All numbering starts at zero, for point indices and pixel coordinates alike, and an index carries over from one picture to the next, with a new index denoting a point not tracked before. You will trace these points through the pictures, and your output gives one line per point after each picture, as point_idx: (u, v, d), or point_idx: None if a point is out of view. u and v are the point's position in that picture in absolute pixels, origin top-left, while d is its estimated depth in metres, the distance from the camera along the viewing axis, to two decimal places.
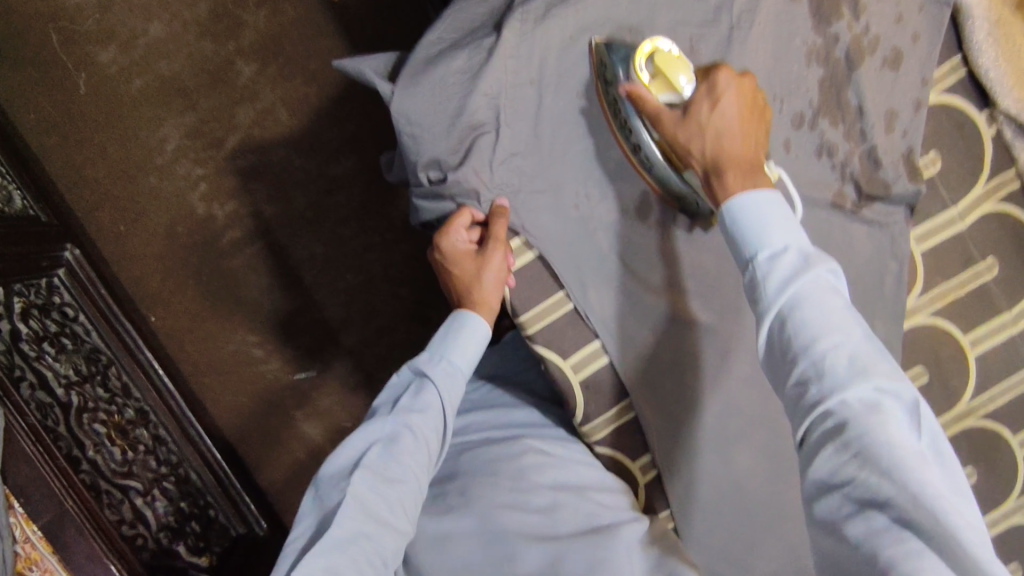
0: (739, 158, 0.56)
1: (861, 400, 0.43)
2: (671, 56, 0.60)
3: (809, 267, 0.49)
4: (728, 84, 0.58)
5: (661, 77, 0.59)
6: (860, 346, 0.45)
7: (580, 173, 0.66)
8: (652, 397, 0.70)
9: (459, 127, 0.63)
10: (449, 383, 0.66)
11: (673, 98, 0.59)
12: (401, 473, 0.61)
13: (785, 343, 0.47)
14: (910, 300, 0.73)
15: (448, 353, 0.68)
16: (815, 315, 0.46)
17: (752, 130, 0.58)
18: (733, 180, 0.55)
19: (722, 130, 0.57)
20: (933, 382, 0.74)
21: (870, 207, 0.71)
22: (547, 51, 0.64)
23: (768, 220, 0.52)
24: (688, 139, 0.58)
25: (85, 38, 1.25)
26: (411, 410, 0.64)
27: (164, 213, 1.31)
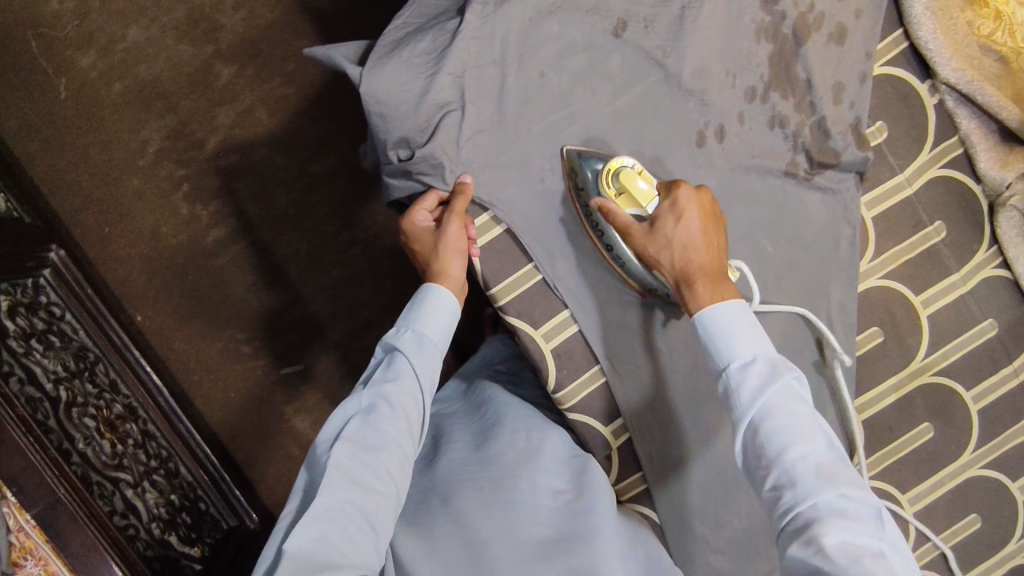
0: (703, 270, 0.63)
1: (823, 501, 0.49)
2: (633, 172, 0.67)
3: (777, 375, 0.55)
4: (688, 197, 0.64)
5: (626, 193, 0.66)
6: (822, 453, 0.52)
7: (544, 150, 0.70)
8: (620, 363, 0.73)
9: (426, 105, 0.66)
10: (420, 350, 0.63)
11: (639, 211, 0.66)
12: (383, 441, 0.56)
13: (759, 450, 0.54)
14: (862, 264, 0.77)
15: (417, 322, 0.65)
16: (783, 422, 0.53)
17: (715, 241, 0.64)
18: (701, 293, 0.62)
19: (687, 243, 0.63)
20: (888, 341, 0.78)
21: (822, 175, 0.75)
22: (508, 33, 0.68)
23: (736, 327, 0.59)
24: (655, 251, 0.65)
25: (63, 43, 1.29)
26: (385, 381, 0.60)
27: (148, 214, 1.33)
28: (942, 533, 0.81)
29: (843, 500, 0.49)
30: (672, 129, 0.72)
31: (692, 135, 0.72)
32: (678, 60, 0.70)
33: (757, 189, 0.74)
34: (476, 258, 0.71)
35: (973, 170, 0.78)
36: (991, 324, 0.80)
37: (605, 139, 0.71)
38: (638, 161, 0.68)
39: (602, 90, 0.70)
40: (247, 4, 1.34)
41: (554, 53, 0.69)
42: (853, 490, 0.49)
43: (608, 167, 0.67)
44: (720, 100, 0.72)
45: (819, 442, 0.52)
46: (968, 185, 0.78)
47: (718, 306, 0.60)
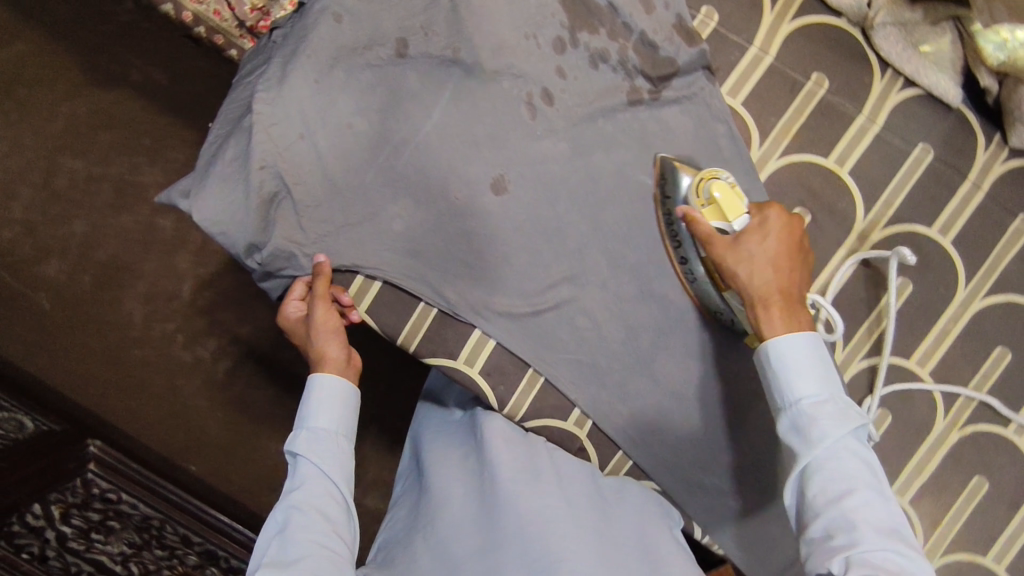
0: (780, 291, 0.62)
1: (882, 555, 0.52)
2: (729, 191, 0.67)
3: (846, 419, 0.58)
4: (779, 220, 0.64)
5: (717, 206, 0.67)
6: (884, 508, 0.55)
7: (386, 193, 0.69)
8: (552, 357, 0.72)
9: (255, 204, 0.67)
10: (315, 447, 0.67)
11: (723, 225, 0.66)
12: (299, 549, 0.59)
13: (819, 487, 0.56)
14: (753, 152, 0.72)
15: (309, 420, 0.68)
16: (850, 469, 0.56)
17: (795, 264, 0.63)
18: (771, 312, 0.61)
19: (768, 258, 0.63)
20: (818, 215, 0.72)
21: (667, 87, 0.72)
22: (301, 105, 0.66)
23: (808, 370, 0.60)
24: (733, 263, 0.64)
25: (28, 263, 1.38)
26: (293, 490, 0.64)
27: (160, 375, 1.41)
28: (971, 381, 0.74)
29: (897, 547, 0.53)
30: (500, 114, 0.69)
31: (521, 110, 0.70)
32: (470, 50, 0.68)
33: (610, 131, 0.71)
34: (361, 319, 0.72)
35: (827, 7, 0.73)
36: (924, 148, 0.73)
37: (433, 159, 0.69)
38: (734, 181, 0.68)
39: (412, 112, 0.68)
40: (159, 155, 1.41)
41: (352, 100, 0.68)
42: (908, 545, 0.53)
43: (704, 179, 0.68)
44: (532, 66, 0.69)
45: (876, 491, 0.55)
46: (830, 25, 0.73)
47: (798, 335, 0.60)
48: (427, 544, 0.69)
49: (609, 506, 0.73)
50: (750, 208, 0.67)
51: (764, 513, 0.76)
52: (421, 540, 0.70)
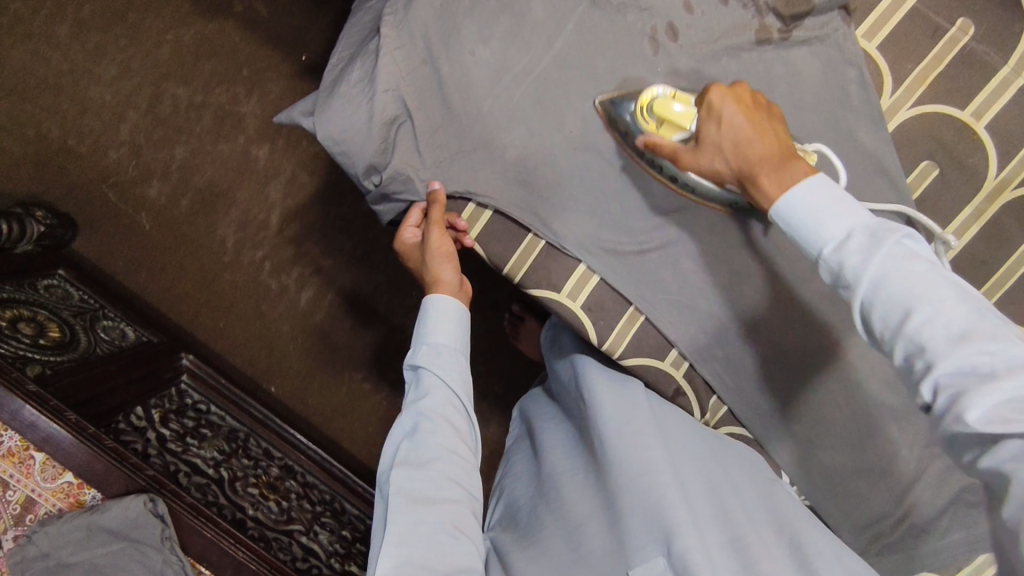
0: (765, 158, 0.58)
1: (965, 362, 0.44)
2: (665, 98, 0.65)
3: (881, 243, 0.49)
4: (723, 97, 0.60)
5: (665, 121, 0.65)
6: (956, 309, 0.46)
7: (502, 121, 0.69)
8: (654, 296, 0.73)
9: (377, 126, 0.69)
10: (437, 359, 0.70)
11: (683, 135, 0.64)
12: (432, 453, 0.64)
13: (881, 323, 0.49)
14: (884, 101, 0.69)
15: (429, 335, 0.72)
16: (902, 288, 0.47)
17: (769, 126, 0.60)
18: (766, 183, 0.58)
19: (735, 140, 0.60)
20: (946, 171, 0.69)
21: (799, 28, 0.68)
22: (426, 29, 0.68)
23: (822, 208, 0.53)
24: (710, 160, 0.61)
25: (131, 183, 1.44)
26: (419, 399, 0.68)
27: (248, 298, 1.48)
28: None
29: (988, 352, 0.43)
30: (621, 49, 0.68)
31: (644, 44, 0.68)
32: None
33: (737, 70, 0.68)
34: (472, 246, 0.75)
35: None
36: None
37: (553, 91, 0.69)
38: (670, 87, 0.66)
39: (533, 42, 0.68)
40: (256, 86, 1.45)
41: (475, 26, 0.68)
42: (997, 339, 0.43)
43: (641, 103, 0.66)
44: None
45: (941, 294, 0.46)
46: None
47: (792, 190, 0.55)
48: (549, 507, 0.72)
49: (722, 448, 0.74)
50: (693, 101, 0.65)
51: (855, 470, 0.75)
52: (543, 505, 0.73)
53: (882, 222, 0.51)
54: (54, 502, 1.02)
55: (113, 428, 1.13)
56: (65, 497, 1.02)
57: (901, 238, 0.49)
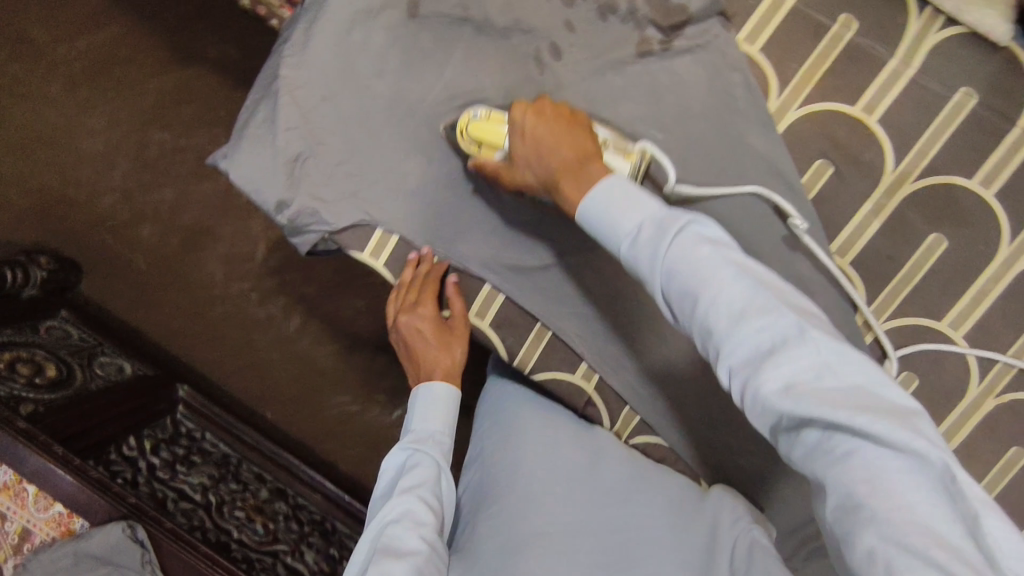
0: (565, 166, 0.61)
1: (753, 350, 0.46)
2: (483, 121, 0.67)
3: (666, 233, 0.50)
4: (524, 113, 0.64)
5: (485, 142, 0.67)
6: (733, 288, 0.47)
7: (403, 151, 0.73)
8: (561, 309, 0.76)
9: (283, 164, 0.71)
10: (431, 444, 0.75)
11: (503, 151, 0.67)
12: (412, 545, 0.64)
13: (678, 309, 0.50)
14: (771, 104, 0.69)
15: (420, 421, 0.78)
16: (685, 275, 0.49)
17: (575, 132, 0.63)
18: (566, 188, 0.60)
19: (540, 154, 0.63)
20: (841, 168, 0.70)
21: (678, 37, 0.69)
22: (323, 68, 0.69)
23: (616, 204, 0.54)
24: (528, 174, 0.65)
25: (126, 226, 1.53)
26: (409, 483, 0.70)
27: (239, 328, 1.54)
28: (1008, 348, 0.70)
29: (768, 337, 0.46)
30: (510, 72, 0.71)
31: (530, 65, 0.70)
32: (480, 6, 0.68)
33: (623, 83, 0.70)
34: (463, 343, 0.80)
35: None
36: (968, 92, 0.66)
37: (448, 120, 0.72)
38: (485, 107, 0.68)
39: (424, 73, 0.71)
40: None
41: (368, 61, 0.70)
42: (768, 315, 0.46)
43: (461, 126, 0.68)
44: (540, 20, 0.68)
45: (725, 275, 0.48)
46: None
47: (585, 190, 0.58)
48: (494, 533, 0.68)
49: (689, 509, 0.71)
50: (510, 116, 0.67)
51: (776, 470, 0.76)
52: (488, 530, 0.69)
53: (671, 209, 0.53)
54: (47, 530, 1.08)
55: (103, 460, 1.20)
56: (57, 526, 1.09)
57: (683, 223, 0.50)
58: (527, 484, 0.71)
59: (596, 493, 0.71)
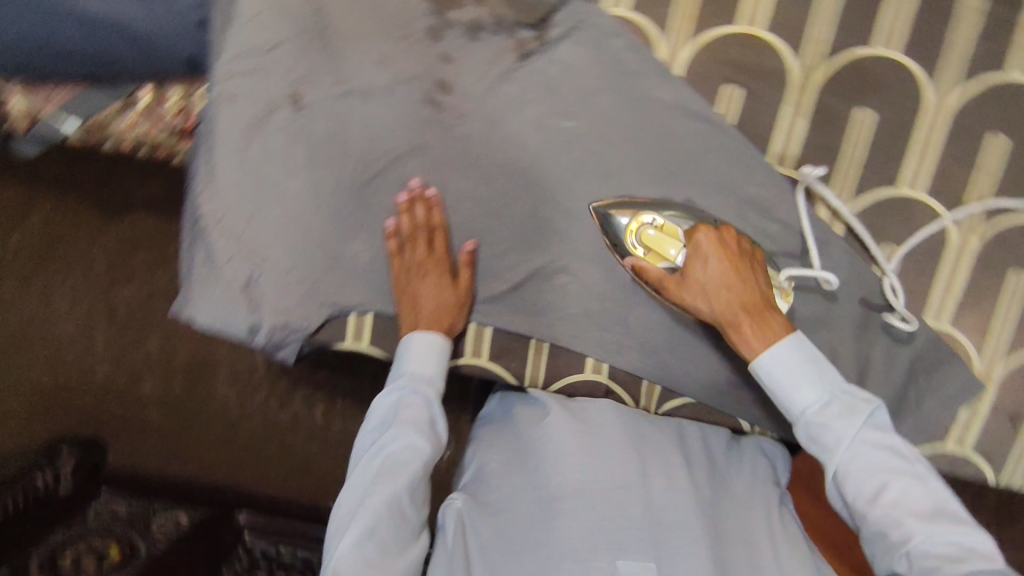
0: (744, 307, 0.65)
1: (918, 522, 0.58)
2: (658, 234, 0.69)
3: (863, 442, 0.61)
4: (708, 241, 0.67)
5: (653, 250, 0.69)
6: (911, 484, 0.60)
7: (342, 234, 0.74)
8: (544, 320, 0.75)
9: (239, 292, 0.73)
10: (422, 381, 0.72)
11: (667, 265, 0.69)
12: (402, 475, 0.66)
13: (851, 490, 0.61)
14: (660, 53, 0.71)
15: (414, 358, 0.72)
16: (873, 477, 0.60)
17: (744, 275, 0.66)
18: (747, 331, 0.64)
19: (715, 288, 0.65)
20: (749, 84, 0.70)
21: (551, 28, 0.70)
22: (232, 187, 0.71)
23: (797, 373, 0.63)
24: (693, 299, 0.67)
25: (122, 390, 1.50)
26: (399, 417, 0.70)
27: (269, 441, 1.52)
28: (971, 184, 0.70)
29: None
30: (409, 121, 0.71)
31: (426, 107, 0.71)
32: (359, 75, 0.70)
33: (518, 89, 0.70)
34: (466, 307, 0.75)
35: None
36: None
37: (371, 187, 0.73)
38: (659, 215, 0.69)
39: (331, 155, 0.72)
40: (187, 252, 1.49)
41: (276, 165, 0.72)
42: (941, 524, 0.57)
43: (632, 226, 0.70)
44: (418, 64, 0.70)
45: (904, 477, 0.60)
46: None
47: (771, 349, 0.64)
48: (532, 499, 0.67)
49: (725, 469, 0.72)
50: (681, 231, 0.69)
51: None
52: (522, 494, 0.68)
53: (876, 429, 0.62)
54: None
55: None
56: None
57: (869, 415, 0.62)
58: (573, 447, 0.69)
59: (647, 462, 0.69)
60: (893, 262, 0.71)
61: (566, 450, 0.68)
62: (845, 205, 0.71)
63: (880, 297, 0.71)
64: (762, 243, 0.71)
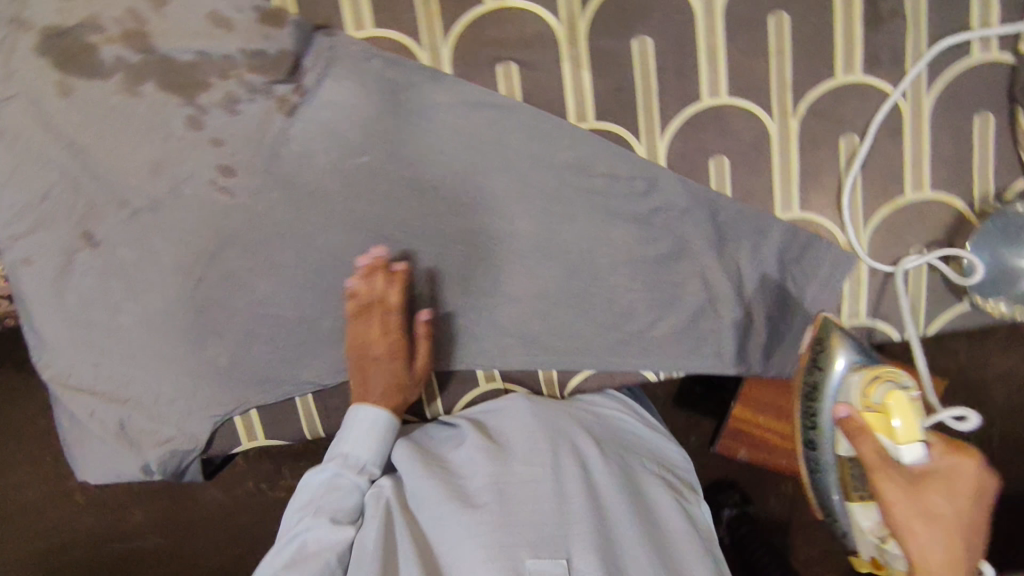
0: (930, 544, 0.50)
1: None
2: (903, 406, 0.57)
3: None
4: (967, 468, 0.53)
5: (884, 422, 0.57)
6: None
7: (190, 347, 0.71)
8: (421, 350, 0.73)
9: (118, 438, 0.72)
10: (353, 464, 0.66)
11: (902, 451, 0.56)
12: (316, 559, 0.61)
13: None
14: (422, 58, 0.67)
15: (349, 440, 0.67)
16: None
17: (956, 500, 0.52)
18: (894, 522, 0.52)
19: (924, 513, 0.51)
20: (520, 55, 0.67)
21: (305, 73, 0.66)
22: (68, 343, 0.70)
23: None
24: (901, 512, 0.52)
25: None
26: (323, 503, 0.64)
27: None
28: (772, 68, 0.67)
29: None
30: (207, 216, 0.68)
31: (217, 196, 0.68)
32: (139, 191, 0.67)
33: (298, 144, 0.67)
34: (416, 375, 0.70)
35: None
36: None
37: (198, 290, 0.70)
38: (913, 382, 0.60)
39: (147, 276, 0.69)
40: None
41: (99, 308, 0.70)
42: None
43: (874, 373, 0.61)
44: (190, 158, 0.67)
45: None
46: None
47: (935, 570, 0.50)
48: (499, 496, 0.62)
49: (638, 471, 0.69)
50: (925, 433, 0.57)
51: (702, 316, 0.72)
52: (476, 497, 0.62)
53: None
54: None
55: None
56: None
57: None
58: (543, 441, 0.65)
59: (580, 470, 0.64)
60: (724, 174, 0.70)
61: (534, 447, 0.65)
62: (659, 136, 0.69)
63: (722, 211, 0.70)
64: (590, 202, 0.69)
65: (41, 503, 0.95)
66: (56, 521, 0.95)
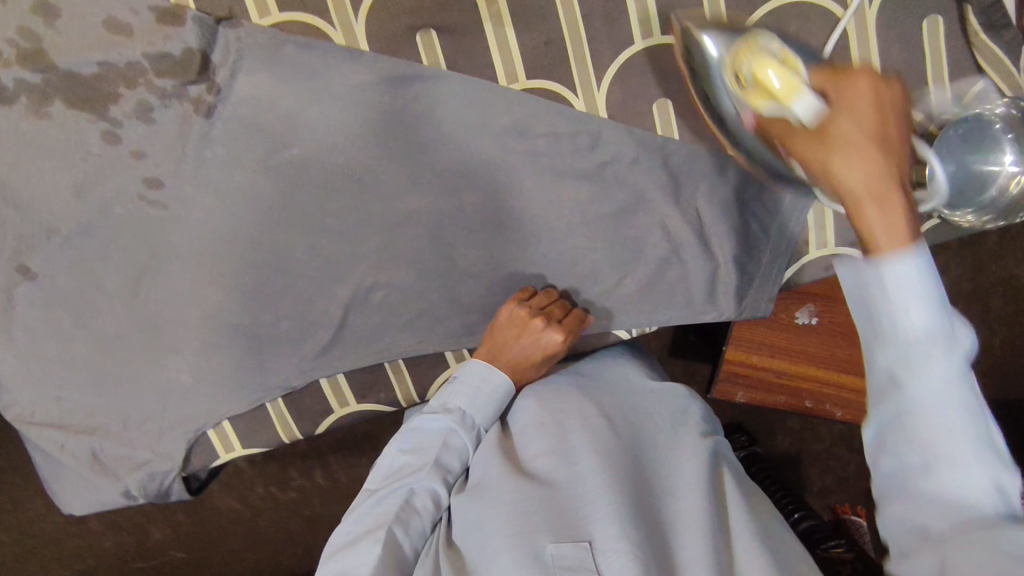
0: (856, 155, 0.40)
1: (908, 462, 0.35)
2: (779, 61, 0.48)
3: (930, 361, 0.34)
4: (843, 92, 0.44)
5: (761, 87, 0.49)
6: (943, 415, 0.34)
7: (148, 368, 0.69)
8: (385, 341, 0.70)
9: (97, 468, 0.71)
10: (467, 422, 0.64)
11: (775, 109, 0.47)
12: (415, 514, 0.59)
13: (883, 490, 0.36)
14: (336, 37, 0.63)
15: (463, 396, 0.64)
16: (904, 402, 0.35)
17: (875, 127, 0.41)
18: (830, 159, 0.41)
19: (858, 126, 0.41)
20: (438, 20, 0.63)
21: (216, 71, 0.63)
22: (26, 381, 0.69)
23: (916, 314, 0.34)
24: (815, 157, 0.42)
25: None
26: (432, 456, 0.61)
27: None
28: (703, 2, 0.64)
29: (958, 506, 0.33)
30: (142, 233, 0.66)
31: (148, 211, 0.65)
32: (67, 217, 0.65)
33: (221, 146, 0.64)
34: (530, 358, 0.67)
35: None
36: None
37: (146, 309, 0.68)
38: (781, 46, 0.51)
39: (92, 302, 0.67)
40: None
41: (52, 341, 0.68)
42: (947, 464, 0.33)
43: (750, 42, 0.52)
44: (113, 175, 0.64)
45: (945, 395, 0.34)
46: None
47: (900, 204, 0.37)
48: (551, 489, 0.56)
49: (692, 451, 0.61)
50: (813, 74, 0.47)
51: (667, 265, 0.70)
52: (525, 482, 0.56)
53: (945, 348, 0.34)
54: None
55: None
56: None
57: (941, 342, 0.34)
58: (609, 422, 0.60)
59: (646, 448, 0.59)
60: (670, 118, 0.66)
61: (596, 428, 0.59)
62: (595, 87, 0.65)
63: (673, 155, 0.67)
64: (536, 165, 0.67)
65: (61, 534, 0.95)
66: (81, 547, 0.96)
